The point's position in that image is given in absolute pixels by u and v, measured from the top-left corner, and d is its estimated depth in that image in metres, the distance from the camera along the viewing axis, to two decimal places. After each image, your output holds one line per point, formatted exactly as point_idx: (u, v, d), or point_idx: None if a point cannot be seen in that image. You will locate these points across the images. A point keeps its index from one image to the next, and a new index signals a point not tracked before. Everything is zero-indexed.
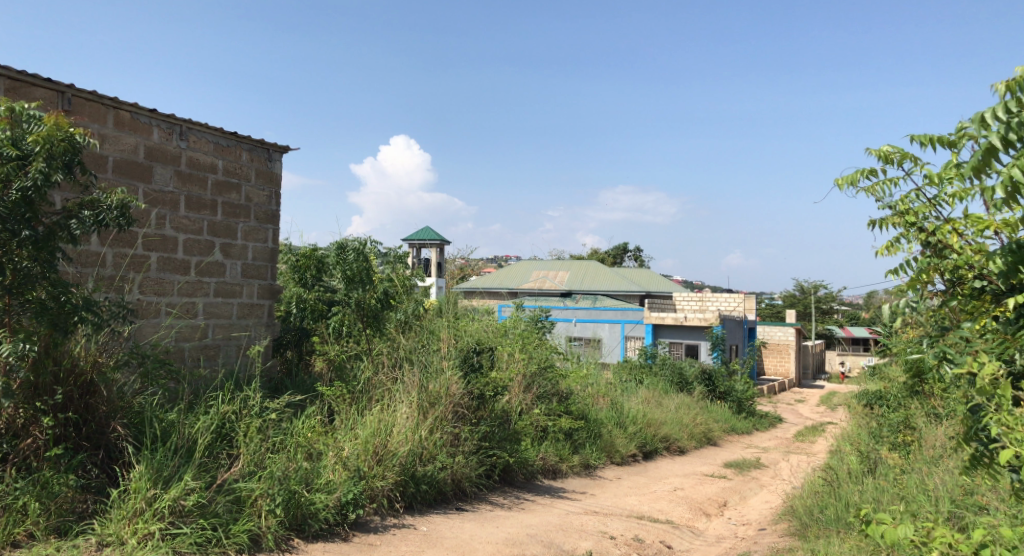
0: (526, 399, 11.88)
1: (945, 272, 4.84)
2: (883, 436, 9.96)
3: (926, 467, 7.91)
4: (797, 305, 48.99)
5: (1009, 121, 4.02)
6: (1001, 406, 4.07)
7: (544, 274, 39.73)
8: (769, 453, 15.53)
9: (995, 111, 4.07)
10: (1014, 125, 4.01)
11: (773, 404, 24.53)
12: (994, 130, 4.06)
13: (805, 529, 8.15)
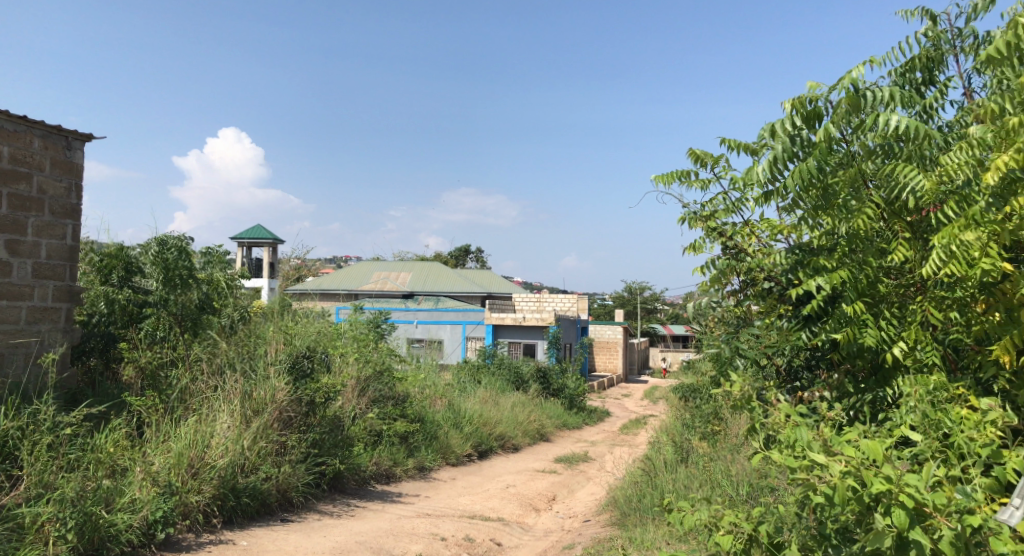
0: (361, 403, 11.63)
1: (741, 273, 5.22)
2: (695, 427, 10.64)
3: (731, 455, 8.52)
4: (627, 305, 51.45)
5: (796, 134, 4.43)
6: (754, 413, 4.40)
7: (384, 275, 39.20)
8: (597, 447, 16.17)
9: (781, 126, 4.46)
10: (796, 139, 4.46)
11: (603, 400, 25.60)
12: (783, 138, 4.44)
13: (625, 518, 8.54)
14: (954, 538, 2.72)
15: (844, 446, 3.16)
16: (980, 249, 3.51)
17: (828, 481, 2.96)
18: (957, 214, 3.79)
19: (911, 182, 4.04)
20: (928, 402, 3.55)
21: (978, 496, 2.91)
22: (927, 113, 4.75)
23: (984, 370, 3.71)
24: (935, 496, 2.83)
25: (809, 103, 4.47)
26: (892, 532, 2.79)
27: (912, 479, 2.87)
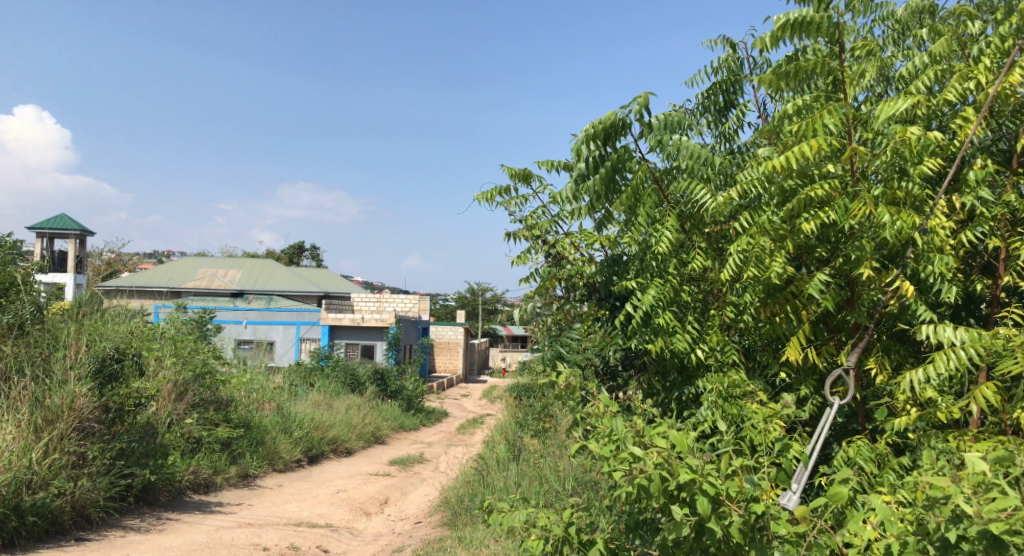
0: (178, 409, 10.82)
1: (563, 280, 5.30)
2: (528, 424, 10.81)
3: (559, 451, 8.71)
4: (468, 306, 51.83)
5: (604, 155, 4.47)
6: (574, 405, 4.50)
7: (212, 272, 37.10)
8: (433, 448, 16.10)
9: (586, 146, 4.51)
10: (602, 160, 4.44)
11: (441, 400, 25.58)
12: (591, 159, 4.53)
13: (456, 517, 8.52)
14: (742, 524, 2.85)
15: (655, 438, 3.15)
16: (772, 251, 3.70)
17: (638, 474, 2.94)
18: (749, 225, 4.04)
19: (704, 199, 4.25)
20: (725, 397, 3.74)
21: (763, 483, 3.08)
22: (726, 135, 4.97)
23: (771, 368, 4.00)
24: (729, 484, 2.93)
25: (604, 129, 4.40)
26: (691, 522, 2.84)
27: (709, 471, 2.92)
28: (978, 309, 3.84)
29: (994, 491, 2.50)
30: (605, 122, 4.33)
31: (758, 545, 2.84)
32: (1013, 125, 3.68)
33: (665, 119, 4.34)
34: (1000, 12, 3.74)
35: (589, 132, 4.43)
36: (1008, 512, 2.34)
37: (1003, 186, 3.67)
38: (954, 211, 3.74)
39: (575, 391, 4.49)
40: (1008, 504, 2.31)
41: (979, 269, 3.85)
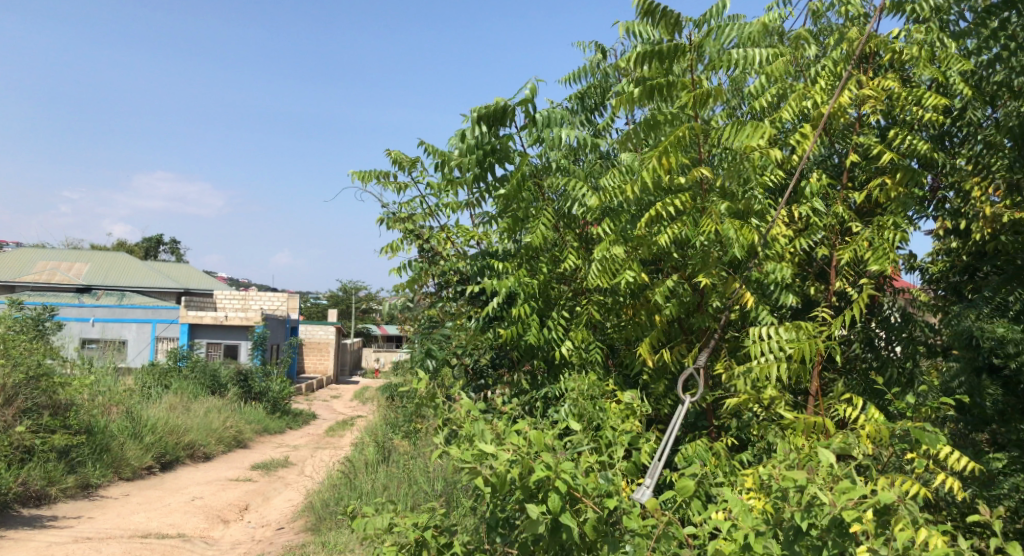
0: (7, 416, 9.95)
1: (435, 276, 5.16)
2: (399, 425, 10.69)
3: (429, 451, 8.67)
4: (341, 305, 50.77)
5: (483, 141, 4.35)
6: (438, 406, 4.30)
7: (58, 266, 34.52)
8: (299, 451, 15.65)
9: (471, 129, 4.35)
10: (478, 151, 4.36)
11: (310, 402, 24.92)
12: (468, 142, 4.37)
13: (320, 522, 8.31)
14: (597, 520, 2.91)
15: (513, 434, 3.14)
16: (628, 261, 3.83)
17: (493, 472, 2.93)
18: (611, 232, 4.12)
19: (573, 202, 4.31)
20: (584, 394, 3.79)
21: (618, 480, 3.11)
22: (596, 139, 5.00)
23: (631, 366, 4.07)
24: (584, 480, 2.96)
25: (494, 113, 4.29)
26: (546, 519, 2.83)
27: (566, 469, 2.93)
28: (811, 311, 4.15)
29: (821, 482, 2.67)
30: (499, 105, 4.25)
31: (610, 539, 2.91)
32: (842, 144, 3.99)
33: (547, 115, 4.45)
34: (832, 39, 4.00)
35: (479, 113, 4.27)
36: (833, 501, 2.52)
37: (834, 199, 3.96)
38: (792, 221, 4.00)
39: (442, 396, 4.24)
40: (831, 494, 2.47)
41: (814, 275, 4.16)
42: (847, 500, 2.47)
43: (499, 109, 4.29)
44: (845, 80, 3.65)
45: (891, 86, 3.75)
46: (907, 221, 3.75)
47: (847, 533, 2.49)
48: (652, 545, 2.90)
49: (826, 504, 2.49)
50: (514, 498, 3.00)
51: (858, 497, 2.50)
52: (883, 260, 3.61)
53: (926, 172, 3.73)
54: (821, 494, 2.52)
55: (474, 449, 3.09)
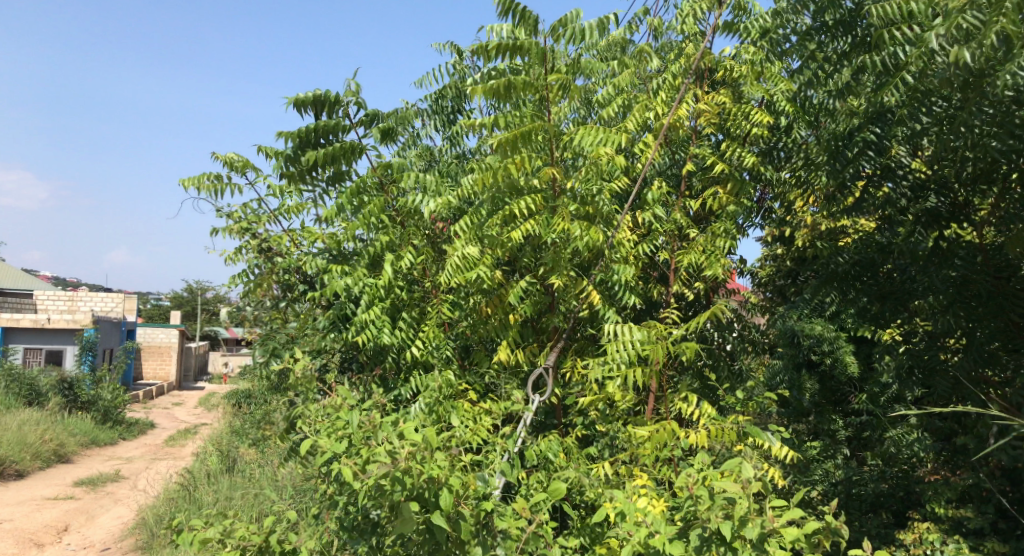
0: None
1: (280, 279, 4.85)
2: (244, 432, 10.23)
3: (276, 459, 8.33)
4: (184, 307, 48.06)
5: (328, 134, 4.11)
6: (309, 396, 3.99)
7: None
8: (133, 464, 14.62)
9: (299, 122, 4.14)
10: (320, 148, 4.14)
11: (147, 410, 23.38)
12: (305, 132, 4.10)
13: (152, 541, 7.77)
14: (472, 523, 2.58)
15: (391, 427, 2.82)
16: (483, 260, 3.81)
17: (380, 467, 2.51)
18: (468, 230, 3.98)
19: (424, 200, 4.22)
20: (443, 392, 3.64)
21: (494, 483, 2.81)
22: (453, 140, 4.95)
23: (483, 367, 4.06)
24: (466, 480, 2.65)
25: (317, 101, 4.11)
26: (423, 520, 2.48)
27: (451, 466, 2.62)
28: (654, 312, 4.36)
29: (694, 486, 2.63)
30: (320, 91, 4.07)
31: (481, 541, 2.61)
32: (682, 154, 4.19)
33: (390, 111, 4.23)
34: (672, 53, 4.16)
35: (298, 101, 4.11)
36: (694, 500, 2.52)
37: (674, 206, 4.16)
38: (636, 226, 4.14)
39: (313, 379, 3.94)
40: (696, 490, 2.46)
41: (656, 278, 4.33)
42: (786, 518, 2.41)
43: (323, 97, 4.11)
44: (684, 94, 3.87)
45: (723, 101, 4.02)
46: (735, 228, 4.05)
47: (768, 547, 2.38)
48: (521, 546, 2.70)
49: (760, 517, 2.40)
50: (380, 501, 2.61)
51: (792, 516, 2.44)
52: (715, 264, 3.95)
53: (752, 184, 4.05)
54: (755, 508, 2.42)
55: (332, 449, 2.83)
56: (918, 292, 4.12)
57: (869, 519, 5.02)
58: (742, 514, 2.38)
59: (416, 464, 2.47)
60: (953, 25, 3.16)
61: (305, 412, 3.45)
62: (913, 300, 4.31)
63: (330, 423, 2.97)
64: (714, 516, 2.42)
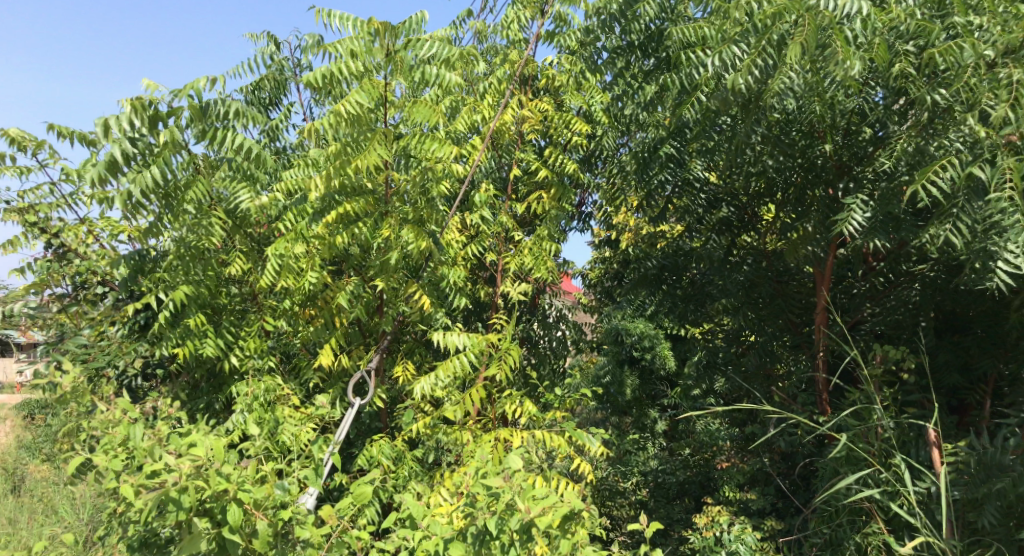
0: None
1: (69, 277, 4.36)
2: (34, 448, 9.27)
3: (70, 474, 7.61)
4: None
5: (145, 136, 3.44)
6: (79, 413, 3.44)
7: None
8: None
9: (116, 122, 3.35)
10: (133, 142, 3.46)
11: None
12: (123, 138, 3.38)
13: None
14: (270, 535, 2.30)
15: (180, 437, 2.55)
16: (308, 261, 3.62)
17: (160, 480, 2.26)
18: (293, 227, 3.85)
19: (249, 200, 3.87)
20: (265, 398, 3.49)
21: (296, 487, 2.48)
22: (273, 133, 4.75)
23: (304, 373, 3.90)
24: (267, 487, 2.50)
25: (150, 107, 3.40)
26: (210, 535, 2.25)
27: (252, 471, 2.45)
28: (481, 314, 4.42)
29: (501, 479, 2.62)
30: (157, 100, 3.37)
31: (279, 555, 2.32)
32: (508, 158, 4.22)
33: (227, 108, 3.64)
34: (498, 57, 4.21)
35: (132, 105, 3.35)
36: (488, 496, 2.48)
37: (500, 209, 4.21)
38: (463, 228, 4.15)
39: (84, 397, 3.39)
40: (493, 487, 2.45)
41: (484, 280, 4.36)
42: (543, 506, 2.31)
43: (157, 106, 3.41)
44: (508, 101, 3.92)
45: (546, 108, 4.12)
46: (557, 231, 4.19)
47: (532, 536, 2.35)
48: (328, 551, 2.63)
49: (519, 510, 2.32)
50: (164, 521, 2.34)
51: (552, 507, 2.34)
52: (542, 267, 4.08)
53: (574, 189, 4.19)
54: (516, 499, 2.37)
55: (117, 464, 2.56)
56: (719, 294, 4.46)
57: (675, 506, 5.34)
58: (501, 508, 2.34)
59: (208, 472, 2.28)
60: (729, 51, 3.35)
61: (89, 422, 3.13)
62: (711, 300, 4.75)
63: (111, 437, 2.68)
64: (482, 513, 2.40)
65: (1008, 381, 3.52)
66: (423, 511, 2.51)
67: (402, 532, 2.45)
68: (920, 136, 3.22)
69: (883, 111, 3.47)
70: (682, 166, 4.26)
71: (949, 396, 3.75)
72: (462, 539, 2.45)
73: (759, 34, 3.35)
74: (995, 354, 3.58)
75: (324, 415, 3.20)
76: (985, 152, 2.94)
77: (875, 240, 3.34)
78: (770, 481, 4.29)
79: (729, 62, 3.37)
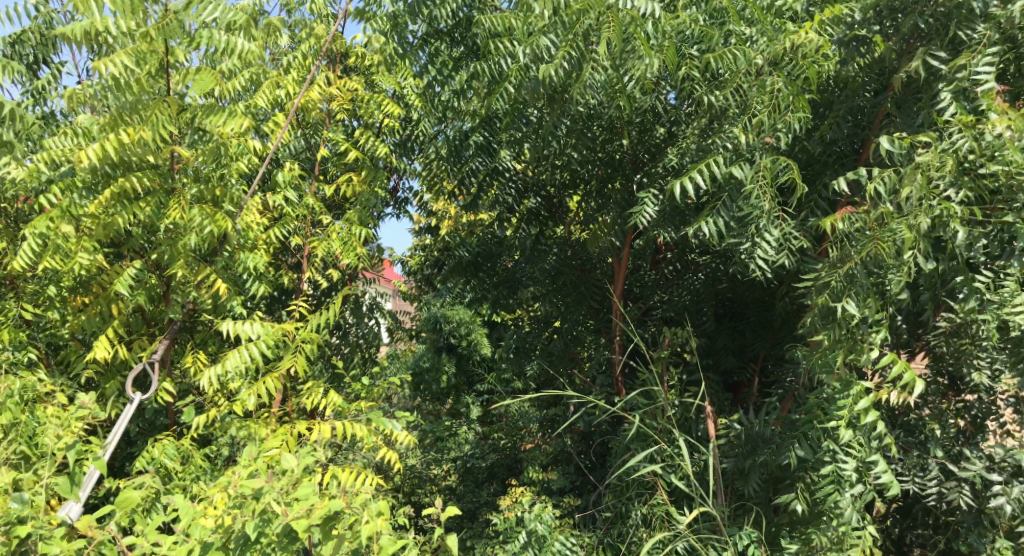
0: None
1: None
2: None
3: None
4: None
5: None
6: None
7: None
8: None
9: None
10: None
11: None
12: None
13: None
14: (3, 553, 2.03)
15: None
16: (77, 243, 3.25)
17: None
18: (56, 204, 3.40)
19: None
20: (22, 396, 3.09)
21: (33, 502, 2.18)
22: (38, 94, 4.28)
23: (73, 365, 3.52)
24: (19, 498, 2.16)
25: None
26: None
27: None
28: (286, 300, 4.24)
29: (288, 473, 2.49)
30: None
31: None
32: (314, 137, 4.05)
33: None
34: (305, 32, 4.03)
35: None
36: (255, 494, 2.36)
37: (306, 190, 4.02)
38: (266, 210, 3.93)
39: None
40: (258, 486, 2.31)
41: (288, 265, 4.17)
42: (300, 506, 2.22)
43: None
44: (316, 76, 3.73)
45: (356, 88, 4.00)
46: (367, 216, 4.09)
47: (295, 538, 2.25)
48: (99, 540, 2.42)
49: (277, 514, 2.22)
50: None
51: (313, 505, 2.24)
52: (350, 253, 3.96)
53: (384, 172, 4.10)
54: (273, 503, 2.24)
55: None
56: (526, 281, 4.57)
57: (483, 490, 5.43)
58: (259, 510, 2.23)
59: None
60: (538, 43, 3.42)
61: None
62: (521, 287, 4.85)
63: None
64: (241, 517, 2.27)
65: (776, 361, 3.88)
66: (191, 514, 2.35)
67: (149, 537, 2.29)
68: (702, 137, 3.45)
69: (676, 110, 3.70)
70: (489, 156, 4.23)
71: (726, 374, 4.08)
72: (227, 543, 2.32)
73: (567, 27, 3.42)
74: (764, 336, 3.92)
75: (94, 412, 2.90)
76: (744, 153, 3.22)
77: (662, 231, 3.62)
78: (571, 461, 4.47)
79: (540, 52, 3.43)
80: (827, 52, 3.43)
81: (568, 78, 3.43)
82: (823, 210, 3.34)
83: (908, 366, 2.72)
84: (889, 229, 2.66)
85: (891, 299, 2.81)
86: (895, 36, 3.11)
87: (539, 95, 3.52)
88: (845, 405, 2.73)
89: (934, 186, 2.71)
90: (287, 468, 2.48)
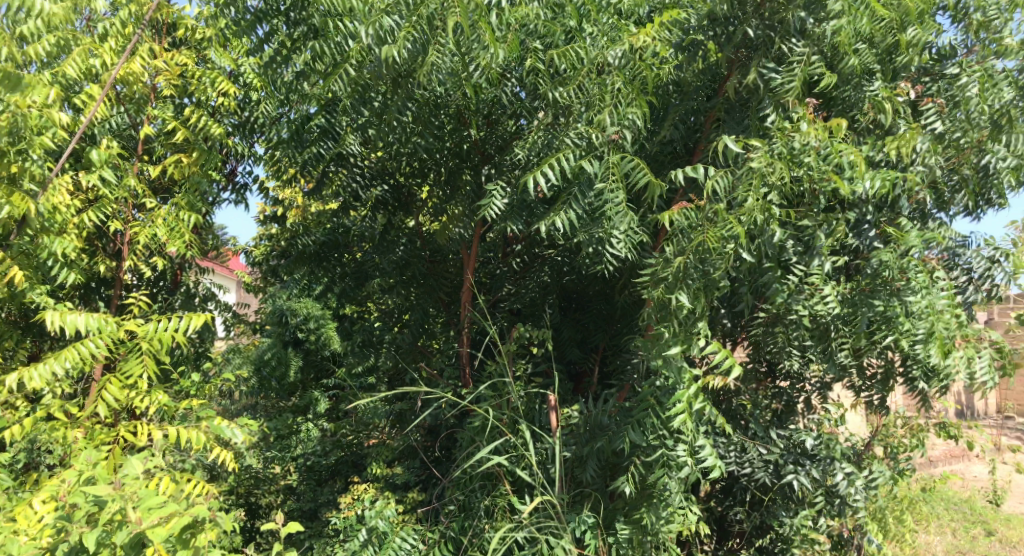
0: None
1: None
2: None
3: None
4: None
5: None
6: None
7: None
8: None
9: None
10: None
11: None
12: None
13: None
14: None
15: None
16: None
17: None
18: None
19: None
20: None
21: None
22: None
23: None
24: None
25: None
26: None
27: None
28: (104, 291, 3.89)
29: (134, 481, 2.33)
30: None
31: None
32: (135, 115, 3.74)
33: None
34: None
35: None
36: (88, 503, 2.20)
37: (127, 171, 3.69)
38: (78, 191, 3.57)
39: None
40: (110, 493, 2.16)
41: (106, 253, 3.82)
42: (156, 516, 2.09)
43: None
44: (138, 47, 3.46)
45: (185, 62, 3.73)
46: (197, 199, 3.81)
47: (147, 546, 2.12)
48: None
49: (130, 521, 2.07)
50: None
51: (170, 514, 2.13)
52: (178, 240, 3.69)
53: (219, 155, 3.85)
54: (128, 509, 2.10)
55: None
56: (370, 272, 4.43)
57: (326, 487, 5.26)
58: (106, 520, 2.09)
59: None
60: (380, 22, 3.30)
61: None
62: (367, 279, 4.70)
63: None
64: (78, 527, 2.11)
65: (615, 351, 3.99)
66: None
67: None
68: (549, 129, 3.45)
69: (523, 103, 3.73)
70: (333, 141, 4.06)
71: (568, 365, 4.13)
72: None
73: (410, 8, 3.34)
74: (604, 327, 4.02)
75: None
76: (596, 149, 3.25)
77: (513, 224, 3.55)
78: (416, 454, 4.40)
79: (383, 34, 3.32)
80: (667, 55, 3.53)
81: (411, 61, 3.35)
82: (659, 204, 3.45)
83: (732, 354, 2.85)
84: (719, 223, 2.77)
85: (718, 292, 2.94)
86: (727, 44, 3.24)
87: (382, 76, 3.39)
88: (680, 394, 2.81)
89: (760, 185, 2.85)
90: (135, 474, 2.31)
